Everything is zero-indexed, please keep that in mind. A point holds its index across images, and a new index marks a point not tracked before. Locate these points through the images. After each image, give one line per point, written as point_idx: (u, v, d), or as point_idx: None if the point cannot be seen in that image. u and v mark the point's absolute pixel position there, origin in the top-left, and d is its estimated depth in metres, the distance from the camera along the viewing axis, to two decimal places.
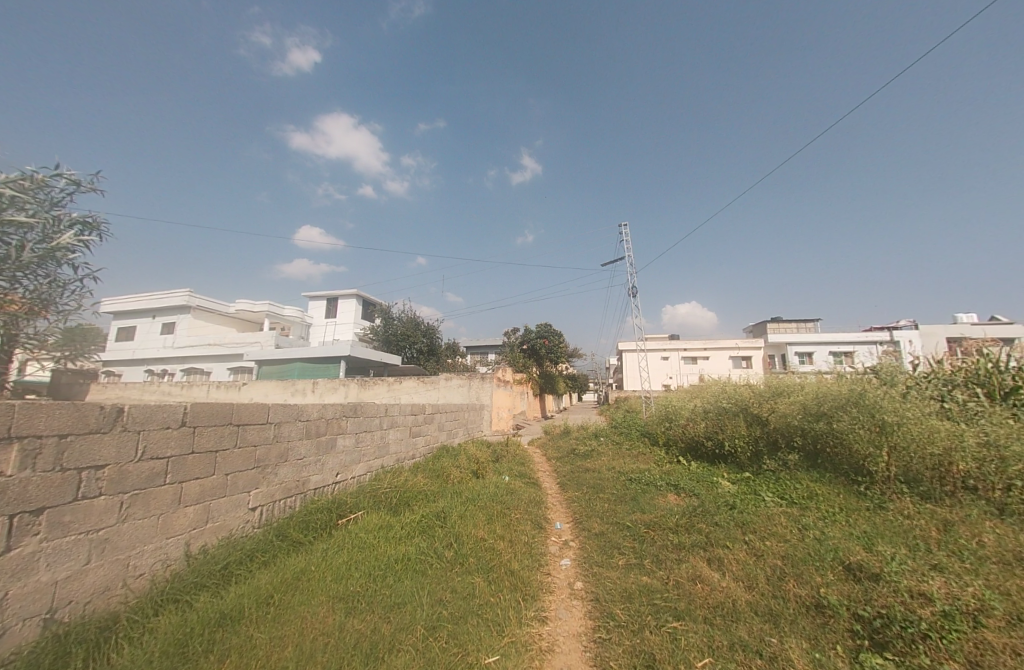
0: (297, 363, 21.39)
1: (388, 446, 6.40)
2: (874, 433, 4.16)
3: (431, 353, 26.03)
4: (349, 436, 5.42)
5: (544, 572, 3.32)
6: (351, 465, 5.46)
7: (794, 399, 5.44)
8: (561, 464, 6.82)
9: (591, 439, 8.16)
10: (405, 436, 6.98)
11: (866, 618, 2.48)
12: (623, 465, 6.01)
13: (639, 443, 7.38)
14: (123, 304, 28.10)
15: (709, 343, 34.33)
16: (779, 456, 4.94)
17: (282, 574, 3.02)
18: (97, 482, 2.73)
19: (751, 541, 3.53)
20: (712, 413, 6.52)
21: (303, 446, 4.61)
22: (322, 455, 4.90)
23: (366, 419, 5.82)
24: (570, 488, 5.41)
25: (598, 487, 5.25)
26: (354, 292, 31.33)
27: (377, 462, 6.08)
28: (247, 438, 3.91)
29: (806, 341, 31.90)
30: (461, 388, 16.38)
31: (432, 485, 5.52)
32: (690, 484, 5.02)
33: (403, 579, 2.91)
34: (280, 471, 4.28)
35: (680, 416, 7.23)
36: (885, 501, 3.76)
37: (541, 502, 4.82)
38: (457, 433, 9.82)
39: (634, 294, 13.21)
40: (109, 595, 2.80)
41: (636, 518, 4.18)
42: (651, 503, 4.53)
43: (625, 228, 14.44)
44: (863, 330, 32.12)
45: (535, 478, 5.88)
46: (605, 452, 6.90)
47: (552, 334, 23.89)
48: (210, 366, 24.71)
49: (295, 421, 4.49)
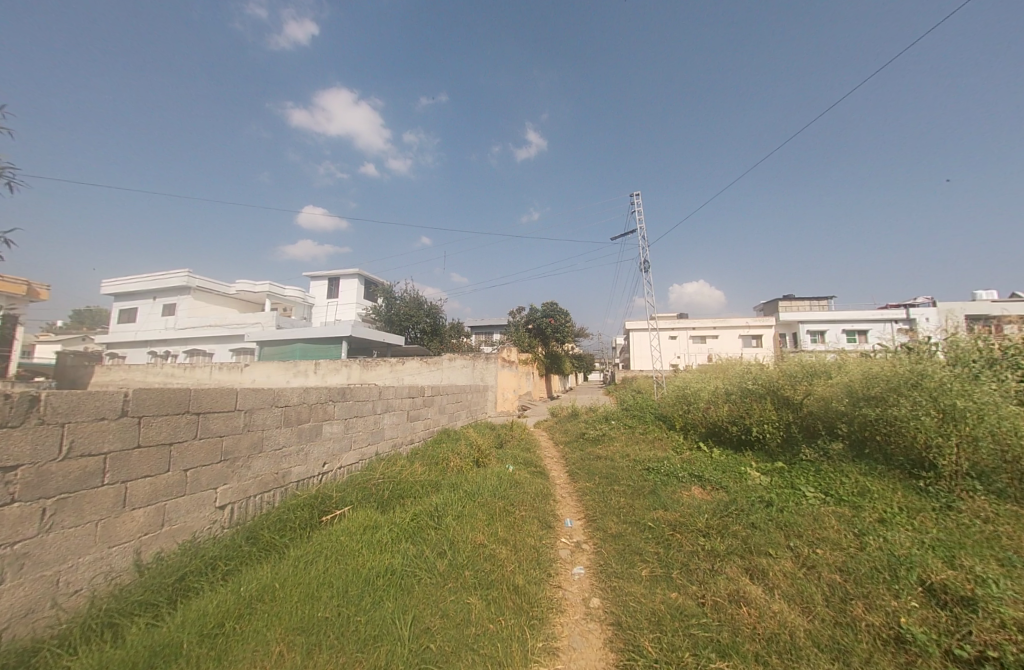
0: (298, 343, 21.02)
1: (383, 431, 5.91)
2: (941, 421, 3.56)
3: (435, 334, 25.51)
4: (336, 423, 4.92)
5: (554, 585, 2.81)
6: (340, 453, 4.98)
7: (834, 380, 4.82)
8: (569, 450, 6.31)
9: (602, 422, 7.63)
10: (402, 420, 6.48)
11: (965, 660, 1.95)
12: (638, 452, 5.48)
13: (654, 427, 6.83)
14: (124, 285, 27.78)
15: (719, 322, 33.45)
16: (818, 444, 4.37)
17: (242, 590, 2.55)
18: (6, 488, 2.24)
19: (798, 549, 2.99)
20: (737, 395, 5.92)
21: (282, 435, 4.11)
22: (305, 443, 4.41)
23: (357, 404, 5.31)
24: (581, 479, 4.89)
25: (613, 477, 4.72)
26: (356, 271, 30.70)
27: (371, 449, 5.60)
28: (211, 428, 3.40)
29: (820, 319, 30.97)
30: (465, 369, 15.93)
31: (429, 475, 5.03)
32: (716, 475, 4.47)
33: (384, 598, 2.41)
34: (254, 464, 3.79)
35: (699, 398, 6.66)
36: (954, 501, 3.21)
37: (549, 495, 4.31)
38: (459, 416, 9.34)
39: (646, 268, 12.47)
40: (33, 618, 2.35)
41: (658, 516, 3.65)
42: (674, 497, 3.99)
43: (637, 198, 13.56)
44: (880, 308, 31.06)
45: (541, 467, 5.36)
46: (617, 437, 6.38)
47: (558, 313, 23.25)
48: (213, 348, 24.46)
49: (271, 408, 3.98)
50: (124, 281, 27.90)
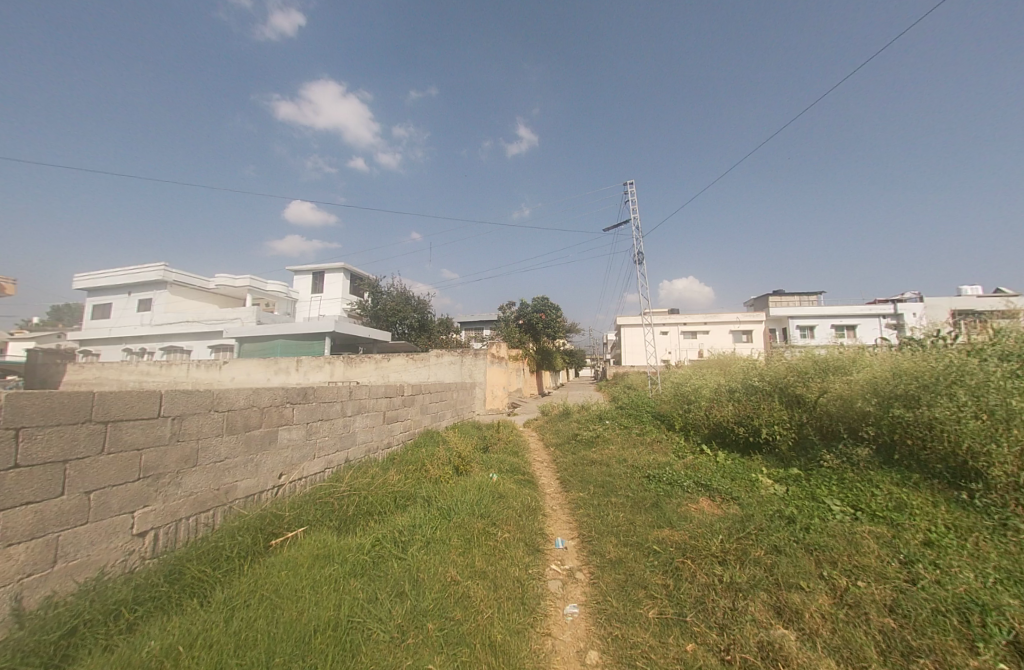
0: (280, 339, 20.20)
1: (354, 436, 5.31)
2: (989, 425, 3.09)
3: (423, 329, 24.84)
4: (296, 428, 4.32)
5: (542, 633, 2.26)
6: (301, 462, 4.38)
7: (854, 376, 4.35)
8: (560, 454, 5.79)
9: (596, 422, 7.12)
10: (377, 423, 5.88)
11: None
12: (636, 457, 4.97)
13: (651, 428, 6.33)
14: (97, 280, 26.56)
15: (711, 317, 33.21)
16: (840, 449, 3.91)
17: (138, 652, 1.97)
18: None
19: (835, 581, 2.50)
20: (743, 393, 5.44)
21: (223, 445, 3.51)
22: (254, 453, 3.81)
23: (321, 406, 4.71)
24: (574, 488, 4.36)
25: (609, 487, 4.20)
26: (341, 265, 29.82)
27: (339, 457, 5.00)
28: (125, 439, 2.79)
29: (810, 314, 30.92)
30: (453, 366, 15.35)
31: (403, 485, 4.45)
32: (726, 484, 3.97)
33: (320, 665, 1.85)
34: (185, 481, 3.19)
35: (700, 396, 6.17)
36: (1010, 519, 2.76)
37: (537, 509, 3.77)
38: (443, 416, 8.76)
39: (640, 260, 11.97)
40: None
41: (664, 536, 3.13)
42: (681, 512, 3.48)
43: (632, 188, 12.98)
44: (870, 303, 31.13)
45: (530, 474, 4.82)
46: (613, 439, 5.87)
47: (549, 308, 22.71)
48: (191, 345, 23.49)
49: (208, 414, 3.38)
50: (97, 276, 26.67)
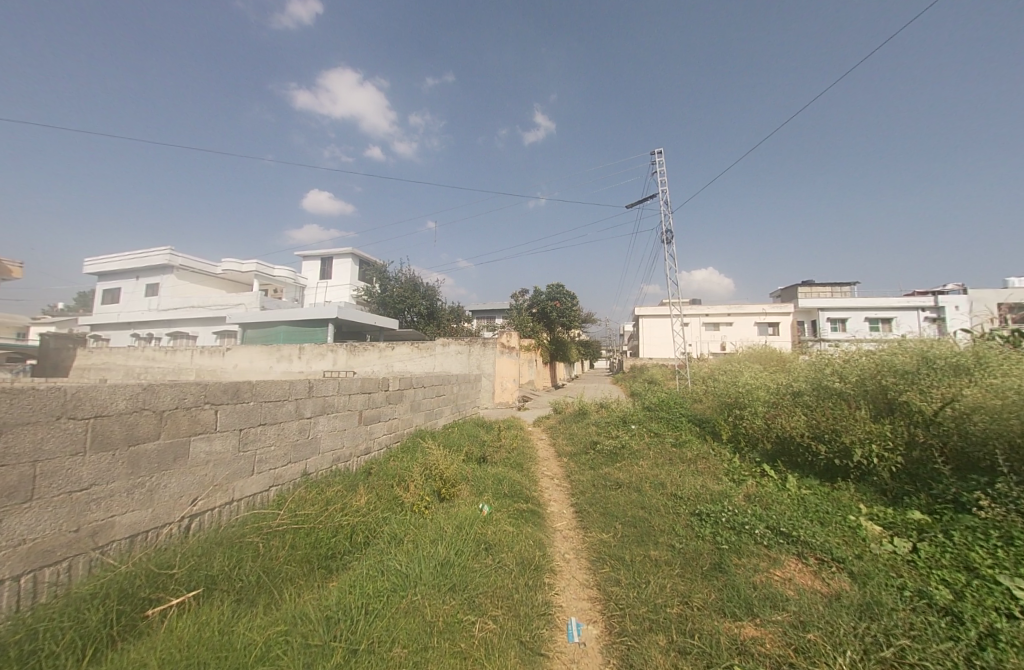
0: (283, 326, 19.38)
1: (315, 443, 4.21)
2: None
3: (431, 317, 23.85)
4: (221, 438, 3.23)
5: None
6: (231, 482, 3.29)
7: (1002, 381, 3.05)
8: (576, 468, 4.60)
9: (619, 426, 5.92)
10: (349, 425, 4.77)
11: None
12: (678, 480, 3.73)
13: (690, 437, 5.09)
14: (106, 265, 26.23)
15: (736, 307, 31.33)
16: (999, 493, 2.64)
17: None
18: None
19: None
20: (819, 398, 4.15)
21: (85, 469, 2.42)
22: (145, 476, 2.72)
23: (263, 407, 3.60)
24: (595, 528, 3.16)
25: (645, 529, 2.99)
26: (350, 250, 28.90)
27: (292, 470, 3.92)
28: None
29: (845, 305, 28.79)
30: (460, 356, 14.26)
31: (364, 515, 3.31)
32: (819, 535, 2.73)
33: None
34: (7, 524, 2.12)
35: (754, 398, 4.89)
36: None
37: (543, 567, 2.58)
38: (440, 413, 7.62)
39: (668, 239, 10.55)
40: None
41: (746, 639, 1.91)
42: (763, 587, 2.25)
43: (660, 155, 11.49)
44: (910, 296, 28.84)
45: (535, 501, 3.63)
46: (642, 451, 4.65)
47: (564, 295, 21.36)
48: (197, 330, 23.00)
49: (55, 424, 2.30)
50: (107, 260, 26.40)
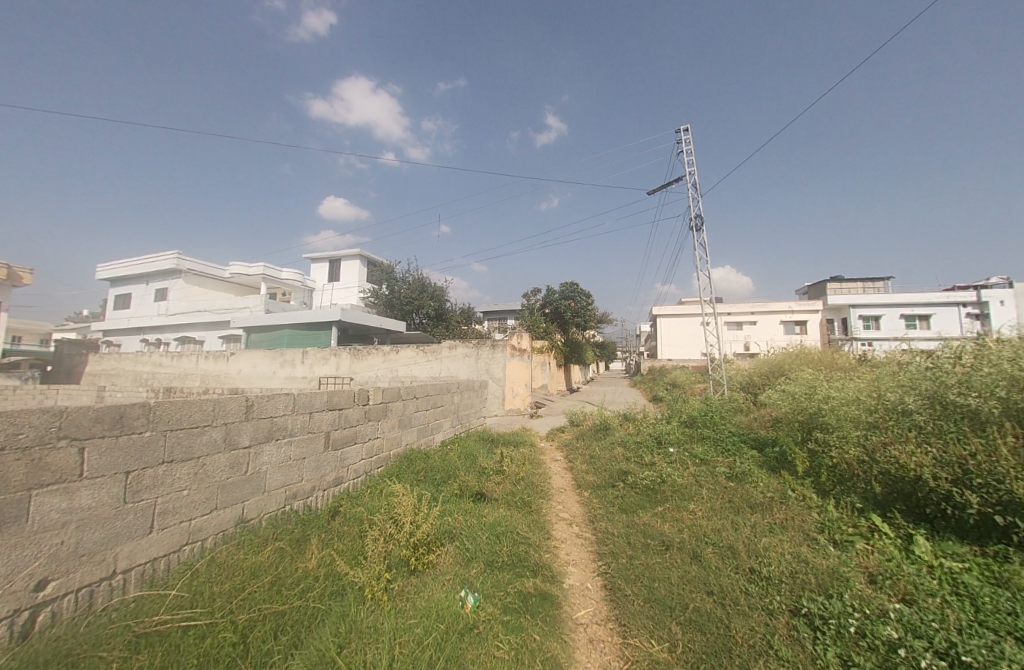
0: (287, 330, 18.68)
1: (255, 481, 3.21)
2: None
3: (441, 319, 22.94)
4: (93, 486, 2.25)
5: None
6: (110, 549, 2.30)
7: None
8: (601, 512, 3.48)
9: (652, 448, 4.78)
10: (308, 454, 3.76)
11: None
12: (753, 543, 2.60)
13: (750, 467, 3.93)
14: (119, 270, 26.10)
15: (761, 305, 29.57)
16: None
17: None
18: None
19: None
20: (944, 420, 2.96)
21: None
22: None
23: (170, 439, 2.62)
24: (638, 629, 2.06)
25: (723, 640, 1.88)
26: (358, 251, 28.27)
27: (219, 520, 2.91)
28: None
29: (882, 301, 26.80)
30: (467, 359, 13.24)
31: (294, 602, 2.27)
32: None
33: None
34: None
35: (836, 417, 3.72)
36: None
37: None
38: (438, 428, 6.60)
39: (697, 226, 9.34)
40: None
41: None
42: None
43: (685, 134, 10.29)
44: (954, 290, 26.66)
45: (547, 573, 2.54)
46: (689, 488, 3.52)
47: (578, 294, 20.18)
48: (204, 335, 22.54)
49: None
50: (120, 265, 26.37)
